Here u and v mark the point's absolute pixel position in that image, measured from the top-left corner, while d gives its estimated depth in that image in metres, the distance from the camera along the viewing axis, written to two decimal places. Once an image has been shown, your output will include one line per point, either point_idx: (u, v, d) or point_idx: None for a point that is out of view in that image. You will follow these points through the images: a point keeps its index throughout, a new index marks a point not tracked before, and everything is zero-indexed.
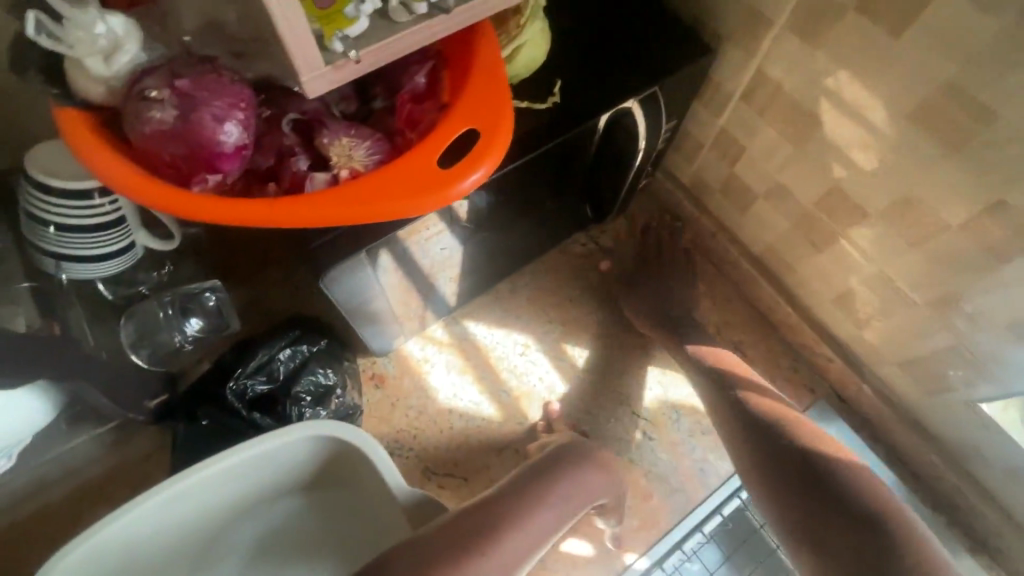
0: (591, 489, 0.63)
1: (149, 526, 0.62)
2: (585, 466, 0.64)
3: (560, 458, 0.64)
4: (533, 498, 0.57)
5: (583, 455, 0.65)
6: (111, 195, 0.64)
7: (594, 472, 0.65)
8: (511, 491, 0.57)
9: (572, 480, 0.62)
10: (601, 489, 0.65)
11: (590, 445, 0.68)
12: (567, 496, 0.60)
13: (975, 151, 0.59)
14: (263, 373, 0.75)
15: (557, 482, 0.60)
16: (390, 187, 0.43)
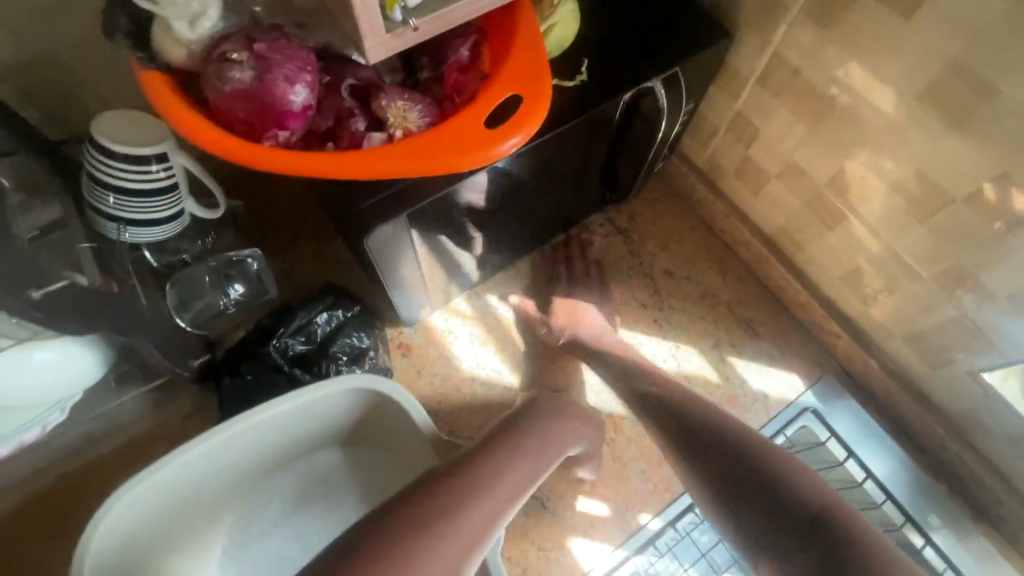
0: (561, 439, 0.66)
1: (197, 473, 0.66)
2: (549, 419, 0.67)
3: (531, 411, 0.68)
4: (510, 449, 0.60)
5: (550, 410, 0.68)
6: (166, 162, 0.69)
7: (561, 424, 0.68)
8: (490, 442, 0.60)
9: (542, 430, 0.65)
10: (568, 439, 0.68)
11: (553, 399, 0.71)
12: (541, 445, 0.63)
13: (981, 127, 0.62)
14: (303, 334, 0.80)
15: (528, 436, 0.63)
16: (441, 146, 0.47)
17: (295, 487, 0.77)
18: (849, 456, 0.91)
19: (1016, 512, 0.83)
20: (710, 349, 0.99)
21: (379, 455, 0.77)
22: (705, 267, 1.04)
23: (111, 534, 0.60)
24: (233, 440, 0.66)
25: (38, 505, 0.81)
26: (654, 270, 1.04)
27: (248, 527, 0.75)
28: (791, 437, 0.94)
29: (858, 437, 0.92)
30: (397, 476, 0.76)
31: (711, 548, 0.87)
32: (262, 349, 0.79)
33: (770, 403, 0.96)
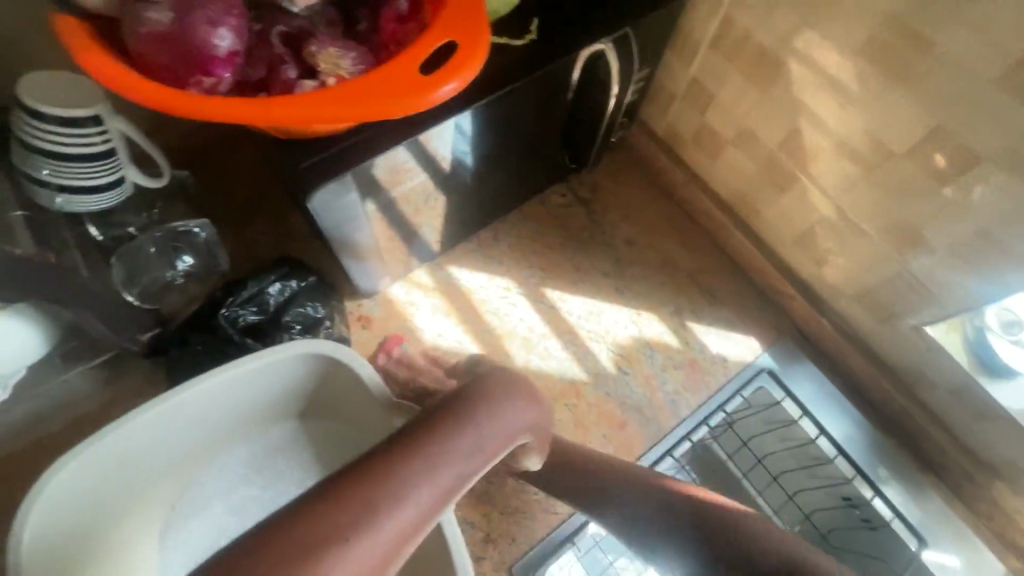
0: (493, 443, 0.44)
1: (143, 443, 0.65)
2: (472, 420, 0.44)
3: (445, 418, 0.44)
4: (421, 452, 0.40)
5: (476, 408, 0.45)
6: (102, 126, 0.67)
7: (495, 423, 0.45)
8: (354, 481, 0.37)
9: (458, 443, 0.42)
10: (510, 438, 0.46)
11: (490, 387, 0.47)
12: (456, 466, 0.40)
13: (919, 80, 0.64)
14: (255, 304, 0.78)
15: (429, 455, 0.40)
16: (374, 92, 0.46)
17: (250, 460, 0.76)
18: (804, 415, 0.93)
19: (959, 461, 0.86)
20: (670, 315, 1.00)
21: (337, 426, 0.76)
22: (666, 236, 1.05)
23: (49, 510, 0.59)
24: (181, 409, 0.65)
25: None
26: (616, 239, 1.04)
27: (200, 505, 0.74)
28: (747, 399, 0.95)
29: (816, 400, 0.94)
30: (355, 447, 0.76)
31: None
32: (212, 321, 0.77)
33: (729, 366, 0.97)
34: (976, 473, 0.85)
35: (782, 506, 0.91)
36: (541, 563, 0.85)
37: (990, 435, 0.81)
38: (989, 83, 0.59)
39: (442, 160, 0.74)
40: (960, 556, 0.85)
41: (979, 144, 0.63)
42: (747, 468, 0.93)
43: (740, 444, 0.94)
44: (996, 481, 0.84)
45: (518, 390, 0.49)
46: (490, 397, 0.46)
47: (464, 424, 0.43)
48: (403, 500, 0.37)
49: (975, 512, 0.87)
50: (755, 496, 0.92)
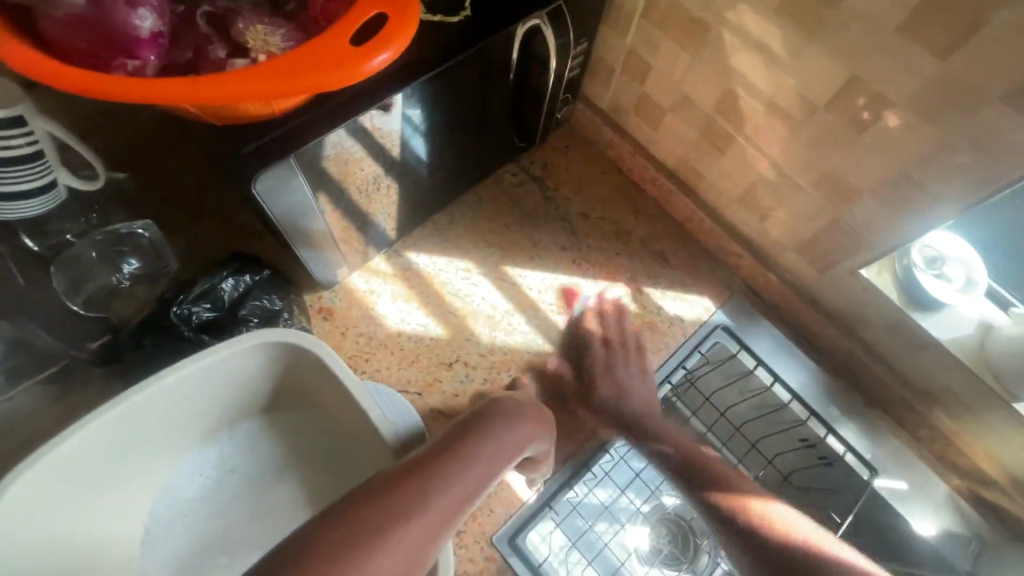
0: (522, 439, 0.65)
1: (106, 446, 0.63)
2: (511, 419, 0.66)
3: (490, 412, 0.66)
4: (468, 448, 0.59)
5: (512, 410, 0.67)
6: (26, 128, 0.64)
7: (522, 424, 0.67)
8: (444, 446, 0.58)
9: (498, 430, 0.64)
10: (529, 436, 0.67)
11: (522, 398, 0.71)
12: (500, 444, 0.62)
13: (831, 34, 0.68)
14: (208, 300, 0.77)
15: (487, 436, 0.62)
16: (307, 64, 0.47)
17: (220, 461, 0.74)
18: (758, 364, 0.98)
19: (901, 394, 0.92)
20: (627, 282, 1.03)
21: (308, 418, 0.76)
22: (619, 208, 1.08)
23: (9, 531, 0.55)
24: (144, 407, 0.64)
25: None
26: (571, 214, 1.07)
27: (172, 511, 0.72)
28: (705, 355, 1.00)
29: (774, 351, 1.00)
30: (328, 437, 0.76)
31: (645, 467, 0.95)
32: (164, 321, 0.76)
33: (687, 325, 1.01)
34: (916, 403, 0.92)
35: (744, 454, 0.99)
36: (521, 531, 0.87)
37: (924, 364, 0.87)
38: (893, 32, 0.63)
39: (393, 148, 0.75)
40: (908, 480, 0.93)
41: (889, 91, 0.67)
42: (710, 423, 1.00)
43: (701, 401, 1.01)
44: (934, 407, 0.90)
45: (530, 407, 0.70)
46: (522, 400, 0.71)
47: (492, 427, 0.63)
48: (448, 488, 0.53)
49: (916, 437, 0.94)
50: (721, 447, 0.99)
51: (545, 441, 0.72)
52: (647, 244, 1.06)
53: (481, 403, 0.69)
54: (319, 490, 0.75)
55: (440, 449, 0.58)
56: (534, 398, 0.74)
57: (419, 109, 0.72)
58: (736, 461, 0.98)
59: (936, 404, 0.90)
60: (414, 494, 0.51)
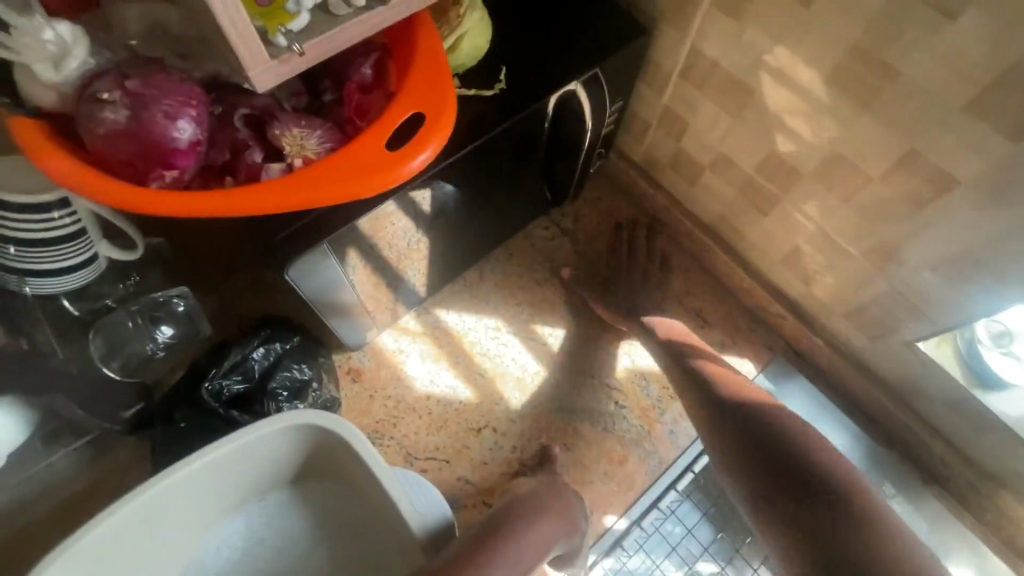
0: (543, 541, 0.65)
1: (132, 529, 0.62)
2: (530, 519, 0.66)
3: (509, 513, 0.66)
4: (491, 551, 0.58)
5: (529, 509, 0.68)
6: (69, 207, 0.64)
7: (541, 524, 0.66)
8: (469, 551, 0.57)
9: (519, 528, 0.63)
10: (552, 535, 0.66)
11: (542, 495, 0.72)
12: (521, 545, 0.61)
13: (889, 105, 0.64)
14: (239, 372, 0.77)
15: (509, 541, 0.60)
16: (342, 172, 0.46)
17: (247, 533, 0.73)
18: None
19: (961, 472, 0.86)
20: None
21: (335, 490, 0.74)
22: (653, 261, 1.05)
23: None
24: (171, 490, 0.63)
25: None
26: (603, 269, 1.04)
27: None
28: None
29: (814, 415, 0.95)
30: (354, 512, 0.73)
31: (682, 539, 0.89)
32: (196, 396, 0.76)
33: None
34: (979, 484, 0.85)
35: None
36: None
37: (991, 445, 0.81)
38: (957, 107, 0.59)
39: (421, 203, 0.73)
40: (973, 566, 0.86)
41: (951, 166, 0.63)
42: None
43: None
44: (1001, 490, 0.83)
45: (548, 504, 0.71)
46: (540, 497, 0.72)
47: (515, 529, 0.62)
48: None
49: (981, 520, 0.87)
50: None
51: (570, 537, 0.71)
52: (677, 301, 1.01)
53: (503, 504, 0.70)
54: (344, 569, 0.73)
55: (465, 552, 0.57)
56: (554, 490, 0.75)
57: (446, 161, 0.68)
58: None
59: (1002, 485, 0.83)
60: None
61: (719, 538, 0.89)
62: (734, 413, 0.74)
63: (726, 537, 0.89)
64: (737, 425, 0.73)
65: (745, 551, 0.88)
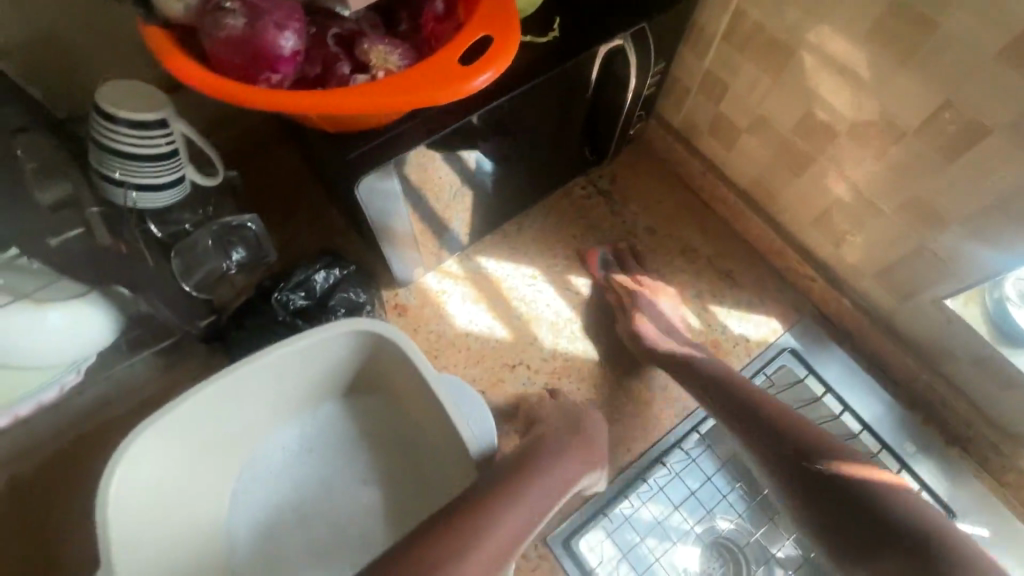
0: (568, 474, 0.69)
1: (207, 416, 0.70)
2: (555, 455, 0.70)
3: (536, 449, 0.70)
4: (514, 484, 0.63)
5: (554, 447, 0.71)
6: (167, 128, 0.73)
7: (566, 461, 0.70)
8: (495, 485, 0.62)
9: (545, 469, 0.67)
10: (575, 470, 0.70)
11: (566, 430, 0.75)
12: (548, 478, 0.66)
13: (927, 59, 0.67)
14: (303, 290, 0.85)
15: (535, 473, 0.65)
16: (420, 81, 0.52)
17: (304, 437, 0.80)
18: (827, 391, 0.95)
19: (983, 432, 0.88)
20: (692, 299, 1.03)
21: (383, 403, 0.81)
22: (686, 225, 1.08)
23: (129, 477, 0.63)
24: (243, 382, 0.70)
25: (53, 465, 0.85)
26: (637, 229, 1.08)
27: (259, 479, 0.78)
28: (770, 377, 0.98)
29: (846, 382, 0.96)
30: (400, 424, 0.81)
31: (702, 485, 0.94)
32: (265, 304, 0.84)
33: (751, 346, 1.00)
34: (1001, 443, 0.87)
35: None
36: (575, 533, 0.89)
37: (1012, 403, 0.83)
38: (993, 57, 0.62)
39: (467, 159, 0.79)
40: (990, 526, 0.86)
41: (985, 116, 0.66)
42: None
43: None
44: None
45: (574, 438, 0.74)
46: (564, 433, 0.74)
47: (539, 465, 0.67)
48: (499, 519, 0.58)
49: (1002, 482, 0.88)
50: None
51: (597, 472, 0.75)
52: (707, 261, 1.05)
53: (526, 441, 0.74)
54: (390, 473, 0.80)
55: (492, 484, 0.63)
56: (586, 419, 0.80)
57: (499, 103, 0.73)
58: None
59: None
60: (469, 533, 0.55)
61: (736, 488, 0.94)
62: (751, 415, 0.76)
63: (743, 487, 0.94)
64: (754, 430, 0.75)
65: (763, 502, 0.93)
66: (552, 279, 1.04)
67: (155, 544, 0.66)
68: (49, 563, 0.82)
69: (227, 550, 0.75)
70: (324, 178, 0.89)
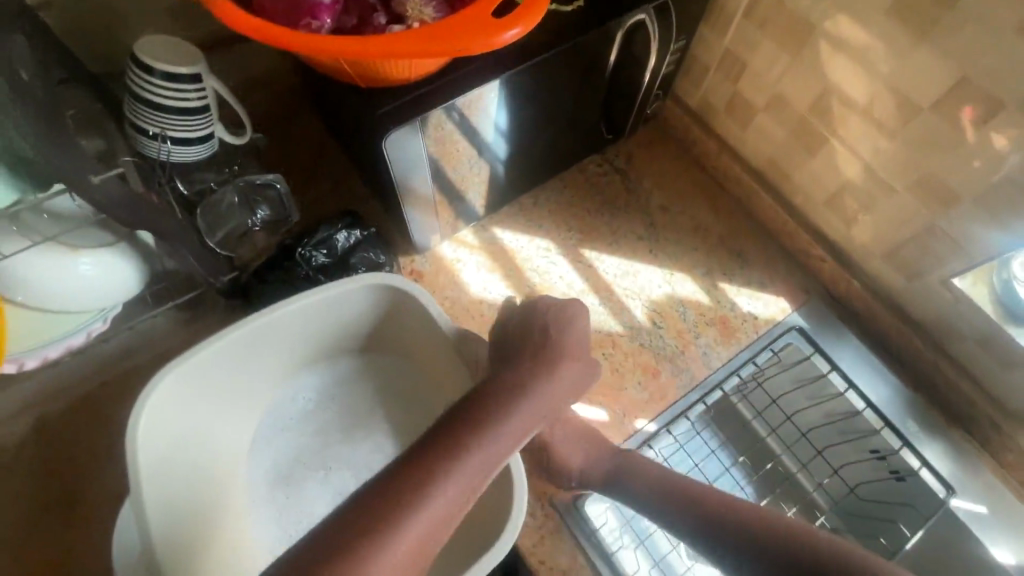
0: (563, 384, 0.71)
1: (229, 363, 0.73)
2: (548, 366, 0.71)
3: (529, 357, 0.72)
4: (509, 398, 0.65)
5: (549, 356, 0.72)
6: (200, 83, 0.75)
7: (560, 370, 0.71)
8: (490, 397, 0.65)
9: (536, 380, 0.69)
10: (533, 417, 0.65)
11: (539, 363, 0.71)
12: (540, 385, 0.68)
13: (945, 34, 0.69)
14: (325, 247, 0.88)
15: (530, 385, 0.67)
16: (454, 30, 0.54)
17: (321, 390, 0.83)
18: (833, 368, 0.96)
19: (986, 412, 0.89)
20: (702, 276, 1.05)
21: (400, 359, 0.84)
22: (699, 205, 1.10)
23: (155, 420, 0.66)
24: (264, 331, 0.73)
25: (75, 409, 0.88)
26: (651, 207, 1.10)
27: (279, 429, 0.81)
28: (777, 353, 0.99)
29: (856, 366, 0.97)
30: (417, 380, 0.84)
31: (707, 457, 1.01)
32: (288, 261, 0.87)
33: (760, 323, 1.01)
34: (1004, 423, 0.88)
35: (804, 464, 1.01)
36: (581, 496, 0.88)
37: (1016, 381, 0.84)
38: (1010, 31, 0.64)
39: (489, 126, 0.81)
40: (988, 504, 0.88)
41: (1000, 91, 0.67)
42: (771, 427, 1.02)
43: (768, 403, 1.02)
44: None
45: (565, 347, 0.75)
46: (550, 343, 0.75)
47: (533, 376, 0.69)
48: (497, 431, 0.61)
49: (1004, 463, 0.90)
50: (779, 454, 1.02)
51: (579, 394, 0.74)
52: (717, 241, 1.07)
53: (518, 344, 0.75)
54: (405, 428, 0.82)
55: (491, 395, 0.65)
56: (560, 340, 0.76)
57: (526, 66, 0.75)
58: (795, 470, 1.01)
59: None
60: (420, 485, 0.54)
61: (739, 461, 1.03)
62: (688, 507, 0.74)
63: (746, 460, 1.04)
64: (699, 526, 0.72)
65: (765, 476, 1.02)
66: (565, 252, 1.05)
67: (179, 487, 0.68)
68: (72, 501, 0.85)
69: (247, 496, 0.77)
70: (347, 141, 0.91)
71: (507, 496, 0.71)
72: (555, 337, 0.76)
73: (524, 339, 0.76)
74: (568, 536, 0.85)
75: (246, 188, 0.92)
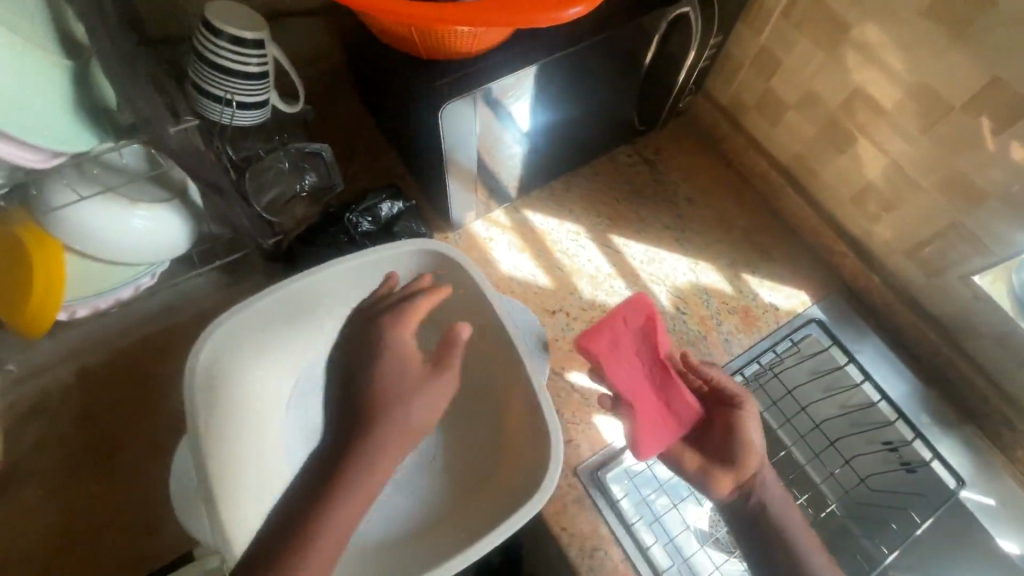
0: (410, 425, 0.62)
1: (276, 319, 0.76)
2: (382, 411, 0.62)
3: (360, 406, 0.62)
4: (334, 481, 0.58)
5: (378, 402, 0.62)
6: (262, 50, 0.78)
7: (404, 413, 0.62)
8: (315, 487, 0.58)
9: (365, 441, 0.60)
10: (369, 491, 0.58)
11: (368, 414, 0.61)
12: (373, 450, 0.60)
13: (981, 36, 0.72)
14: (370, 215, 0.92)
15: (353, 460, 0.59)
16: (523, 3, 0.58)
17: None
18: (849, 361, 0.98)
19: (999, 408, 0.92)
20: (725, 266, 1.08)
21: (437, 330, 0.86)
22: (725, 198, 1.13)
23: (209, 367, 0.71)
24: (309, 292, 0.76)
25: (117, 361, 0.92)
26: (678, 198, 1.13)
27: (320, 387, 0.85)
28: (796, 343, 1.02)
29: (877, 362, 0.99)
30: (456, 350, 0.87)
31: None
32: (335, 226, 0.91)
33: (781, 314, 1.04)
34: (1015, 419, 0.90)
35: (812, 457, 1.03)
36: (603, 466, 0.91)
37: None
38: None
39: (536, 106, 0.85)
40: (997, 498, 0.91)
41: None
42: (781, 421, 1.05)
43: (784, 393, 1.04)
44: None
45: (399, 381, 0.63)
46: (379, 383, 0.63)
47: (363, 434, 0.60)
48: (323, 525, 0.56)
49: (1013, 459, 0.92)
50: (789, 446, 1.04)
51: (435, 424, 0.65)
52: (741, 234, 1.10)
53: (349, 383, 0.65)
54: None
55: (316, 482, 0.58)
56: (383, 378, 0.64)
57: (579, 47, 0.78)
58: (805, 463, 1.03)
59: None
60: None
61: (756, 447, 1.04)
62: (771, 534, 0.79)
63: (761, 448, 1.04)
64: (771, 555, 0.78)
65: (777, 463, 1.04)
66: (594, 237, 1.08)
67: (230, 432, 0.72)
68: (112, 447, 0.88)
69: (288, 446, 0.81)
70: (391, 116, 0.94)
71: (542, 460, 0.74)
72: (381, 370, 0.64)
73: (354, 378, 0.65)
74: (591, 506, 0.88)
75: (292, 156, 0.97)
